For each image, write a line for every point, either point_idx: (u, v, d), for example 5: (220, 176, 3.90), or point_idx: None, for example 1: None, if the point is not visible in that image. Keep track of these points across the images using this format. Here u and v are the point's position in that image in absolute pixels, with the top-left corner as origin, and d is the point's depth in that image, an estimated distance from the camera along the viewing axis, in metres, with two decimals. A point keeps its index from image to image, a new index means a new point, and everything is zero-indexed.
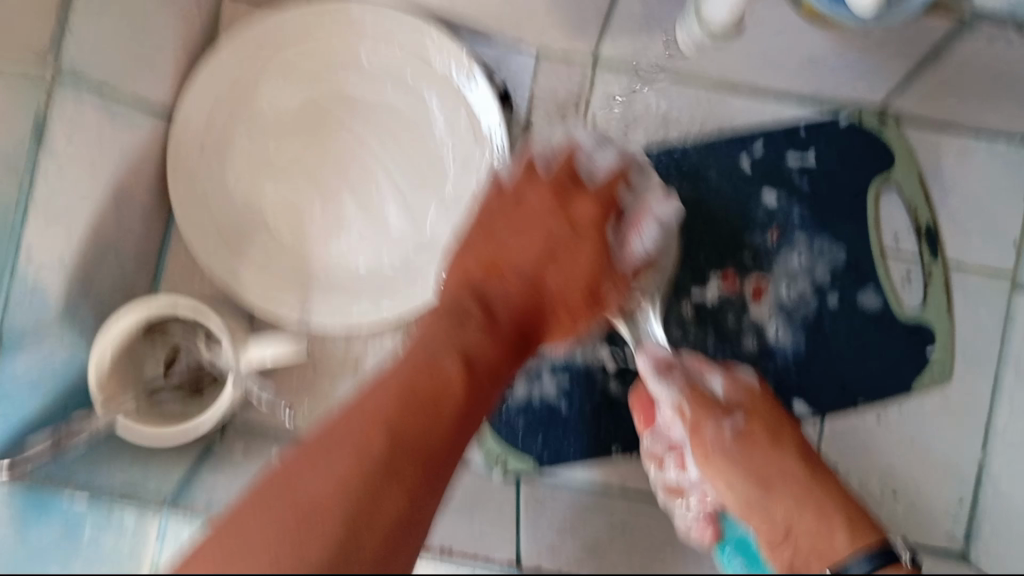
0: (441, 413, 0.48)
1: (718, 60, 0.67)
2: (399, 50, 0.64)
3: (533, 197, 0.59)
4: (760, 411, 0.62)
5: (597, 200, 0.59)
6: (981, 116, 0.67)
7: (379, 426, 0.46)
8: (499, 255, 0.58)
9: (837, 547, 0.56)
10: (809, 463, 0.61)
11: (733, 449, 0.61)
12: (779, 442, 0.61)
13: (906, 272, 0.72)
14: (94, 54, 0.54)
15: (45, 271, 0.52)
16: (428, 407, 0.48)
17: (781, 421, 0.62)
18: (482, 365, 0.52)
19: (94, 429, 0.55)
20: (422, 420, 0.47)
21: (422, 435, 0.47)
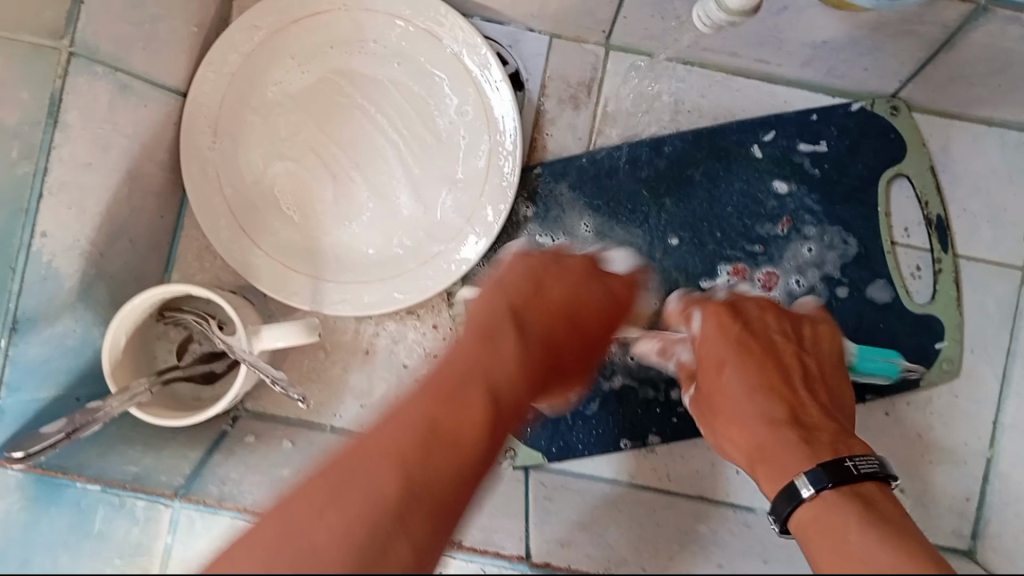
0: (467, 437, 0.37)
1: (733, 47, 0.67)
2: (411, 31, 0.64)
3: (570, 265, 0.54)
4: (715, 347, 0.57)
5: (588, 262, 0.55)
6: (991, 105, 0.67)
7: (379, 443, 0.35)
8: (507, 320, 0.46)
9: (766, 485, 0.51)
10: (767, 374, 0.55)
11: (699, 406, 0.58)
12: (722, 378, 0.56)
13: (917, 264, 0.71)
14: (109, 36, 0.54)
15: (58, 249, 0.52)
16: (445, 403, 0.37)
17: (727, 352, 0.56)
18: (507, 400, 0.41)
19: (111, 413, 0.52)
20: (466, 416, 0.37)
21: (458, 416, 0.37)
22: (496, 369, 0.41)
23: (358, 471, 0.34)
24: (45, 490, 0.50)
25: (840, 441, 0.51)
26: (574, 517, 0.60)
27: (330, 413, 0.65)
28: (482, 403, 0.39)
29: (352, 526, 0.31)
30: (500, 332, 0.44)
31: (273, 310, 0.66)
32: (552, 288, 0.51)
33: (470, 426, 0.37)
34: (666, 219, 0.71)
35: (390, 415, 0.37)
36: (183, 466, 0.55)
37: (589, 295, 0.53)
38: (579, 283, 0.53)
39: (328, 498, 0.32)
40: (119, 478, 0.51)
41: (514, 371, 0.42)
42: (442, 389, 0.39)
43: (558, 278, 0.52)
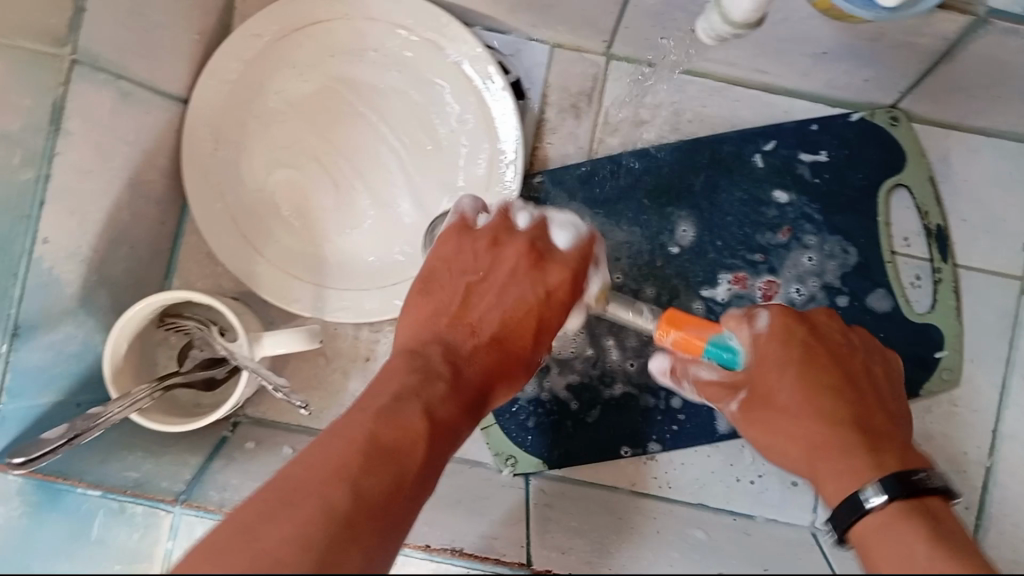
0: (412, 460, 0.39)
1: (732, 58, 0.67)
2: (414, 40, 0.64)
3: (508, 254, 0.51)
4: (777, 348, 0.49)
5: (529, 246, 0.51)
6: (990, 116, 0.68)
7: (300, 482, 0.35)
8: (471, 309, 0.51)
9: (829, 489, 0.45)
10: (835, 379, 0.48)
11: (749, 403, 0.50)
12: (781, 379, 0.48)
13: (916, 274, 0.72)
14: (113, 44, 0.54)
15: (60, 256, 0.52)
16: (389, 425, 0.40)
17: (792, 352, 0.49)
18: (443, 423, 0.44)
19: (112, 419, 0.52)
20: (396, 458, 0.38)
21: (400, 440, 0.40)
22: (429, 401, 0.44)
23: (296, 481, 0.35)
24: (46, 496, 0.49)
25: (911, 455, 0.45)
26: (573, 525, 0.60)
27: (329, 419, 0.65)
28: (422, 426, 0.41)
29: (308, 517, 0.33)
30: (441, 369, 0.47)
31: (274, 316, 0.67)
32: (490, 312, 0.51)
33: (392, 463, 0.38)
34: (667, 227, 0.71)
35: (335, 432, 0.39)
36: (184, 471, 0.55)
37: (519, 297, 0.51)
38: (506, 284, 0.51)
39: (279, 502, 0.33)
40: (118, 484, 0.51)
41: (445, 396, 0.45)
42: (381, 409, 0.42)
43: (499, 290, 0.51)
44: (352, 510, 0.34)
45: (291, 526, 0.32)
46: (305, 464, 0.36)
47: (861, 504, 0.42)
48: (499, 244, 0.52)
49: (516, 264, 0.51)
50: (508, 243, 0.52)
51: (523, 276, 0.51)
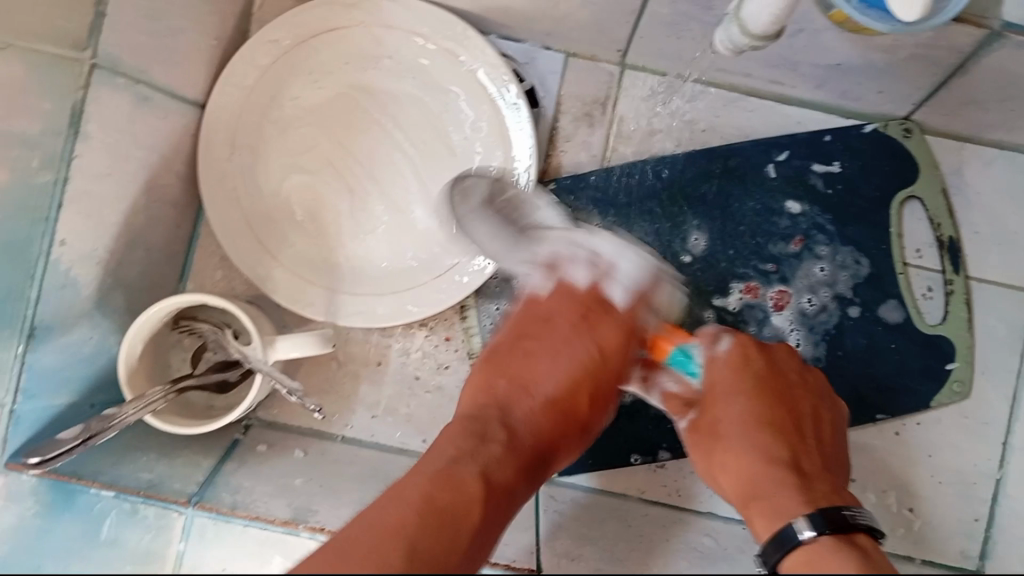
0: (460, 515, 0.42)
1: (746, 68, 0.67)
2: (430, 48, 0.64)
3: (560, 317, 0.57)
4: (729, 376, 0.54)
5: (582, 306, 0.57)
6: (1003, 129, 0.68)
7: (368, 535, 0.39)
8: (527, 377, 0.55)
9: (760, 529, 0.47)
10: (778, 412, 0.53)
11: (704, 430, 0.55)
12: (729, 408, 0.53)
13: (929, 285, 0.71)
14: (133, 49, 0.54)
15: (77, 258, 0.53)
16: (447, 488, 0.44)
17: (742, 381, 0.54)
18: (499, 487, 0.47)
19: (126, 422, 0.52)
20: (459, 520, 0.42)
21: (452, 504, 0.43)
22: (481, 467, 0.47)
23: (365, 535, 0.39)
24: (61, 496, 0.50)
25: (839, 495, 0.48)
26: (585, 532, 0.60)
27: (341, 423, 0.66)
28: (475, 486, 0.45)
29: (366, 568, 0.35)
30: (506, 435, 0.51)
31: (287, 320, 0.67)
32: (543, 377, 0.55)
33: (442, 524, 0.41)
34: (680, 236, 0.71)
35: (390, 496, 0.43)
36: (197, 474, 0.55)
37: (573, 361, 0.56)
38: (560, 347, 0.56)
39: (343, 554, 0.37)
40: (132, 486, 0.51)
41: (502, 454, 0.49)
42: (438, 475, 0.45)
43: (549, 356, 0.56)
44: (410, 558, 0.37)
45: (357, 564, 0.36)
46: (366, 521, 0.40)
47: (792, 536, 0.44)
48: (553, 308, 0.58)
49: (569, 329, 0.56)
50: (561, 300, 0.58)
51: (569, 318, 0.57)
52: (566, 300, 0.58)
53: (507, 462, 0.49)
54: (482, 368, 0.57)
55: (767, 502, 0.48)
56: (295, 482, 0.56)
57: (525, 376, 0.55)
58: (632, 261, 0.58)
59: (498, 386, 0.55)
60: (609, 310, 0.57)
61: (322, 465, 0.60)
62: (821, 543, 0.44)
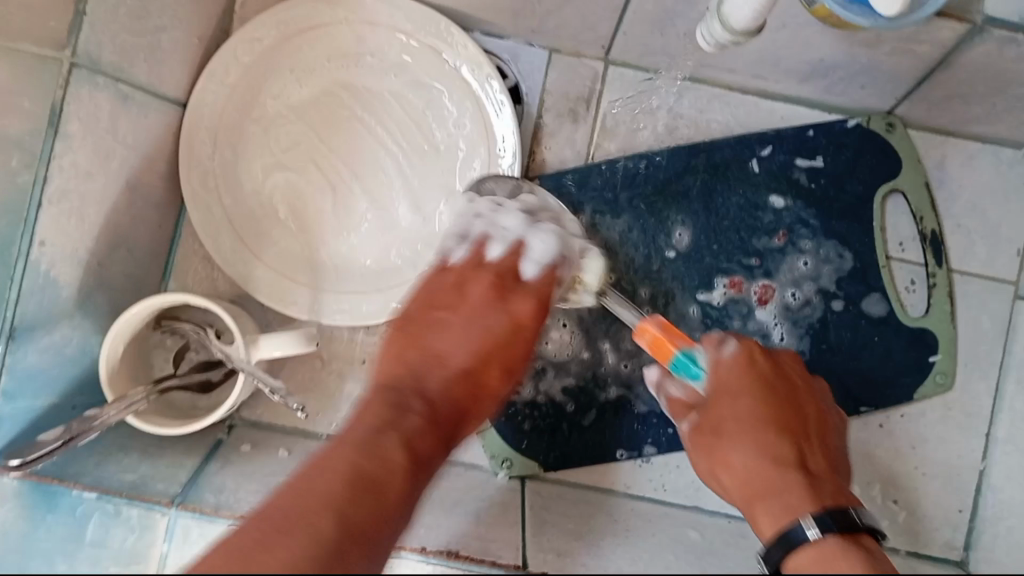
0: (391, 485, 0.37)
1: (731, 64, 0.67)
2: (414, 46, 0.64)
3: (473, 288, 0.51)
4: (734, 376, 0.51)
5: (494, 275, 0.52)
6: (985, 124, 0.68)
7: (282, 519, 0.33)
8: (429, 327, 0.49)
9: (764, 529, 0.46)
10: (783, 412, 0.50)
11: (704, 428, 0.51)
12: (733, 405, 0.50)
13: (911, 278, 0.72)
14: (114, 47, 0.54)
15: (58, 258, 0.52)
16: (366, 456, 0.38)
17: (746, 380, 0.51)
18: (423, 455, 0.41)
19: (108, 422, 0.52)
20: (382, 492, 0.37)
21: (382, 470, 0.38)
22: (402, 423, 0.41)
23: (291, 512, 0.34)
24: (43, 498, 0.49)
25: (846, 497, 0.46)
26: (572, 527, 0.60)
27: (325, 422, 0.66)
28: (405, 458, 0.39)
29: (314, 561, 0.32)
30: (418, 387, 0.45)
31: (271, 320, 0.67)
32: (445, 346, 0.48)
33: (365, 501, 0.36)
34: (664, 231, 0.71)
35: (315, 461, 0.38)
36: (180, 475, 0.55)
37: (486, 330, 0.49)
38: (470, 321, 0.49)
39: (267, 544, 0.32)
40: (116, 487, 0.51)
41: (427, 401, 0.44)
42: (358, 436, 0.39)
43: (469, 322, 0.49)
44: (337, 544, 0.33)
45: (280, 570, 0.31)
46: (291, 489, 0.35)
47: (800, 534, 0.43)
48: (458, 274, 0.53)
49: (480, 296, 0.51)
50: (474, 268, 0.53)
51: (477, 282, 0.52)
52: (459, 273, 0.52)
53: (445, 434, 0.44)
54: (393, 340, 0.49)
55: (776, 506, 0.46)
56: (280, 480, 0.56)
57: (440, 348, 0.48)
58: (544, 239, 0.55)
59: (409, 356, 0.47)
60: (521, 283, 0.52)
61: (308, 463, 0.60)
62: (829, 543, 0.42)
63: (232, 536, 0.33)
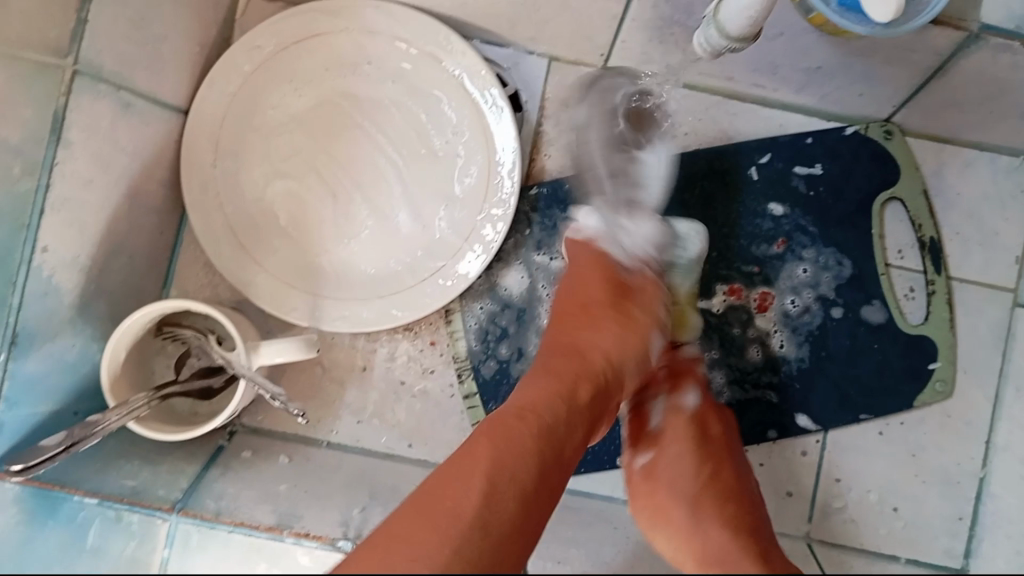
0: (508, 490, 0.43)
1: (729, 71, 0.68)
2: (413, 53, 0.65)
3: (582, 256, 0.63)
4: (682, 425, 0.58)
5: (596, 258, 0.62)
6: (982, 132, 0.68)
7: (456, 485, 0.42)
8: (584, 302, 0.60)
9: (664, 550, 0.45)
10: (720, 467, 0.55)
11: (645, 475, 0.55)
12: (670, 457, 0.55)
13: (910, 286, 0.72)
14: (116, 56, 0.54)
15: (58, 264, 0.53)
16: (505, 460, 0.44)
17: (691, 430, 0.57)
18: (565, 435, 0.49)
19: (110, 427, 0.52)
20: (516, 475, 0.44)
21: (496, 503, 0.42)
22: (537, 457, 0.46)
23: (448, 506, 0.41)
24: (43, 504, 0.49)
25: None
26: (571, 534, 0.61)
27: (327, 429, 0.66)
28: (537, 451, 0.46)
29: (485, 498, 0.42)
30: (567, 377, 0.52)
31: (272, 326, 0.67)
32: (597, 340, 0.56)
33: (523, 491, 0.44)
34: None
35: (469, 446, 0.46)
36: (182, 479, 0.55)
37: (618, 318, 0.58)
38: (593, 283, 0.61)
39: (428, 506, 0.41)
40: (116, 492, 0.51)
41: (559, 413, 0.49)
42: (493, 465, 0.44)
43: (594, 328, 0.57)
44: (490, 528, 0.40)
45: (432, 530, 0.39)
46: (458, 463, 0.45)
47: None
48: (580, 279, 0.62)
49: (600, 277, 0.61)
50: (580, 257, 0.63)
51: (602, 265, 0.62)
52: (588, 260, 0.63)
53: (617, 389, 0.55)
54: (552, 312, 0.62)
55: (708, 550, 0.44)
56: (279, 489, 0.56)
57: (592, 346, 0.56)
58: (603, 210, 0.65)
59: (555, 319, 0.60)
60: (631, 297, 0.60)
61: (307, 471, 0.60)
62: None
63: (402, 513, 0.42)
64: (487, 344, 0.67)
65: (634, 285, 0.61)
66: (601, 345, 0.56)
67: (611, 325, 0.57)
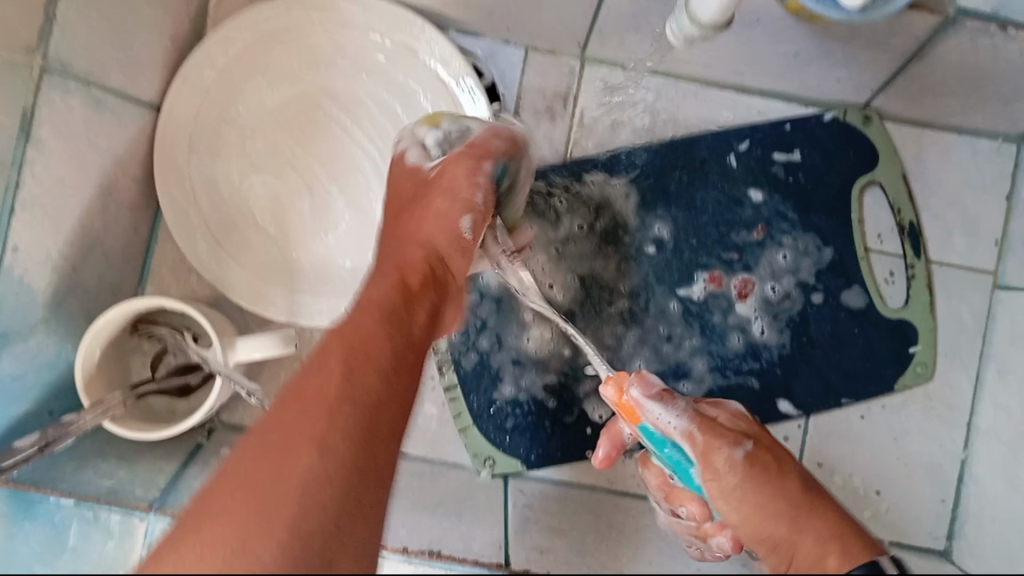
0: (372, 359, 0.38)
1: (707, 59, 0.68)
2: (388, 44, 0.64)
3: (395, 167, 0.52)
4: (766, 436, 0.49)
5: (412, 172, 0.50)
6: (961, 117, 0.69)
7: (303, 397, 0.36)
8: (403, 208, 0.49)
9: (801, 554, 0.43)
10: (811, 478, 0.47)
11: (745, 481, 0.46)
12: (764, 454, 0.47)
13: (890, 270, 0.72)
14: (84, 52, 0.54)
15: (31, 265, 0.52)
16: (357, 339, 0.39)
17: (781, 449, 0.49)
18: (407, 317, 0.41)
19: (85, 427, 0.52)
20: (371, 351, 0.38)
21: (364, 356, 0.38)
22: (382, 323, 0.40)
23: (303, 403, 0.36)
24: (19, 506, 0.49)
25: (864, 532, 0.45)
26: (556, 524, 0.61)
27: None
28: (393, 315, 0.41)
29: (341, 405, 0.36)
30: (401, 275, 0.44)
31: (250, 322, 0.66)
32: (422, 228, 0.46)
33: (387, 369, 0.38)
34: (645, 226, 0.72)
35: (315, 354, 0.39)
36: (160, 479, 0.55)
37: (434, 204, 0.47)
38: (413, 170, 0.50)
39: (292, 409, 0.35)
40: (93, 492, 0.51)
41: (393, 288, 0.42)
42: (342, 349, 0.38)
43: (430, 214, 0.47)
44: (355, 437, 0.35)
45: (264, 516, 0.31)
46: (293, 393, 0.37)
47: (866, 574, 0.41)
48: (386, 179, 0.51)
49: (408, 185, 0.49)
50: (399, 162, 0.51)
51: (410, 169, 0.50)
52: (402, 172, 0.51)
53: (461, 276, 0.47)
54: None
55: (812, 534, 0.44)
56: None
57: (416, 233, 0.46)
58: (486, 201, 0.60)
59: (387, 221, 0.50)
60: (437, 178, 0.48)
61: None
62: None
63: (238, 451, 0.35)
64: (467, 335, 0.69)
65: (434, 177, 0.48)
66: (440, 227, 0.46)
67: (430, 216, 0.46)
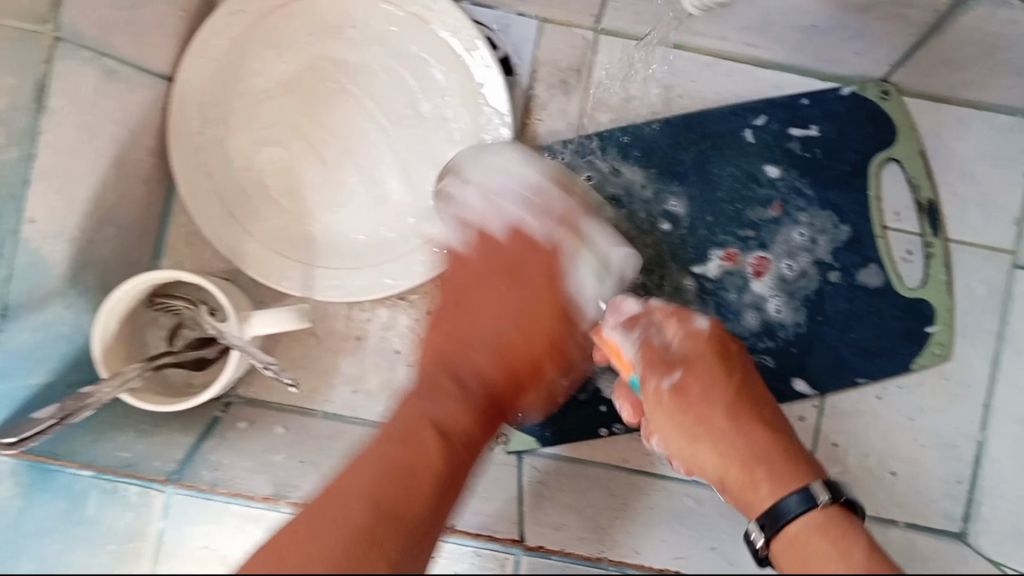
0: (428, 488, 0.43)
1: (723, 32, 0.67)
2: (400, 16, 0.64)
3: (515, 246, 0.57)
4: (706, 353, 0.53)
5: (545, 269, 0.56)
6: (979, 92, 0.68)
7: (344, 501, 0.40)
8: (490, 303, 0.55)
9: (760, 491, 0.47)
10: (749, 388, 0.52)
11: (674, 404, 0.52)
12: (705, 375, 0.52)
13: (908, 248, 0.72)
14: (97, 23, 0.53)
15: (46, 236, 0.52)
16: (409, 475, 0.43)
17: (719, 370, 0.52)
18: (459, 435, 0.47)
19: (103, 399, 0.52)
20: (425, 478, 0.43)
21: (415, 467, 0.43)
22: (464, 446, 0.48)
23: (331, 529, 0.39)
24: (37, 476, 0.49)
25: (810, 463, 0.49)
26: (569, 502, 0.61)
27: (321, 399, 0.65)
28: (445, 441, 0.46)
29: (400, 536, 0.40)
30: (485, 390, 0.51)
31: (263, 295, 0.66)
32: (516, 345, 0.53)
33: (432, 502, 0.43)
34: (659, 203, 0.71)
35: (386, 432, 0.46)
36: (175, 452, 0.55)
37: (533, 337, 0.54)
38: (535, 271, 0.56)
39: (334, 497, 0.41)
40: (111, 464, 0.51)
41: (470, 425, 0.49)
42: (412, 461, 0.44)
43: (523, 337, 0.54)
44: (359, 561, 0.37)
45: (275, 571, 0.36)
46: (335, 491, 0.42)
47: (796, 506, 0.45)
48: (509, 254, 0.57)
49: (534, 278, 0.56)
50: (547, 266, 0.56)
51: (533, 263, 0.56)
52: (524, 249, 0.56)
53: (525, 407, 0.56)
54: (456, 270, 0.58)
55: (752, 450, 0.49)
56: (275, 459, 0.56)
57: (487, 337, 0.53)
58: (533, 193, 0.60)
59: (484, 281, 0.56)
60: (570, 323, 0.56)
61: (302, 440, 0.60)
62: (804, 523, 0.44)
63: (283, 531, 0.40)
64: None
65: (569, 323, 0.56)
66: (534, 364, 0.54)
67: (535, 347, 0.54)
